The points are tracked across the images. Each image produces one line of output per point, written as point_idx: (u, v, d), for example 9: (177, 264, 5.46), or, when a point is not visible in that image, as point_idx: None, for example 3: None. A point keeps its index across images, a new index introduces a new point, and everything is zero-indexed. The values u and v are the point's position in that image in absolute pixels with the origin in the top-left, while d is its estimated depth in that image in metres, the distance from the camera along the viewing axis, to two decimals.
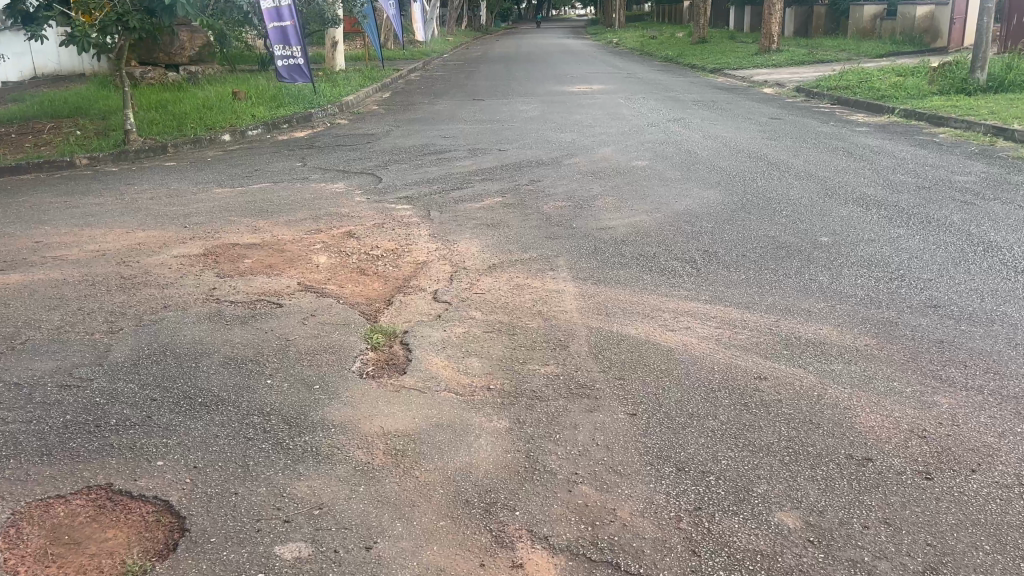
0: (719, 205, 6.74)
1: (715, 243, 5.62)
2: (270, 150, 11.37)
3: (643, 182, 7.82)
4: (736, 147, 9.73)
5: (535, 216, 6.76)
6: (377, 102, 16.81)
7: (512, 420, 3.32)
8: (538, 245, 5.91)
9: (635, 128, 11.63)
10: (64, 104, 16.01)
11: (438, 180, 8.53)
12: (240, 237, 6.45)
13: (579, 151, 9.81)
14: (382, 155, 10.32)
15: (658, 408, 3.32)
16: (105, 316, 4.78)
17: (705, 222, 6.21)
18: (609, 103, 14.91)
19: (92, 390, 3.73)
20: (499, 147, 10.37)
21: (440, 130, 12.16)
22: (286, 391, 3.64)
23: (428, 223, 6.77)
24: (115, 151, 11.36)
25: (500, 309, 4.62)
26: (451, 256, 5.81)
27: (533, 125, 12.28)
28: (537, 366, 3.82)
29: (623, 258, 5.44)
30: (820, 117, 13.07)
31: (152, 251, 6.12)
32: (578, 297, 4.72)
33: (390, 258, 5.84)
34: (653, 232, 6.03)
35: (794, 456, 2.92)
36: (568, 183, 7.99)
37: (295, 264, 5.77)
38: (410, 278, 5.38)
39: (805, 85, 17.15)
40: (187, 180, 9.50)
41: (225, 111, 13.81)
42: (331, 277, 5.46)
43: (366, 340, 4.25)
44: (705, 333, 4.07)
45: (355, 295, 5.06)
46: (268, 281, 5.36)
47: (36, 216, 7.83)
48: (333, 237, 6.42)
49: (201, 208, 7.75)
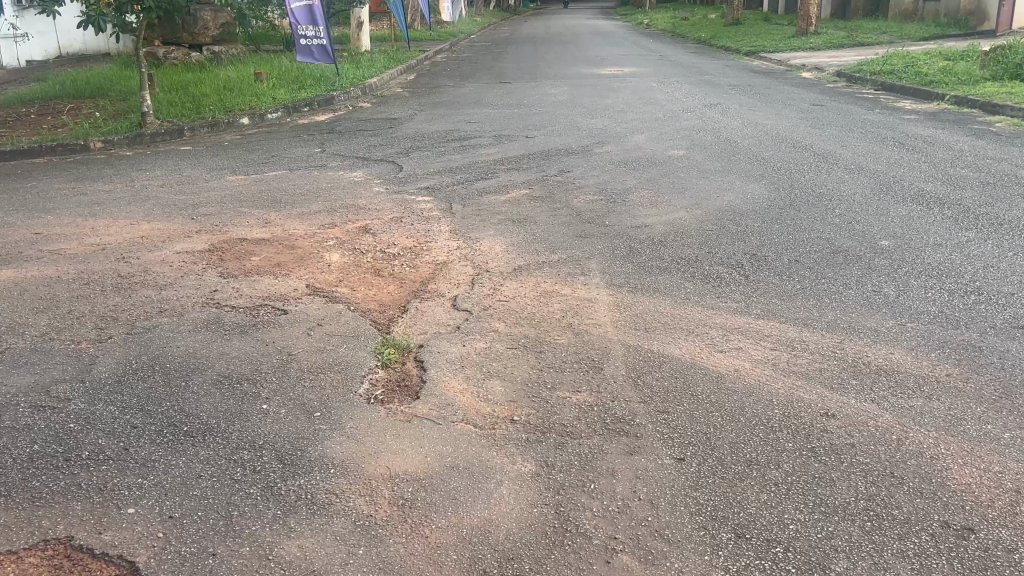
0: (765, 202, 6.22)
1: (764, 246, 5.12)
2: (288, 134, 10.96)
3: (681, 174, 7.29)
4: (779, 137, 9.15)
5: (565, 211, 6.29)
6: (401, 84, 16.34)
7: (539, 462, 2.86)
8: (569, 244, 5.44)
9: (670, 114, 11.06)
10: (85, 84, 15.69)
11: (461, 170, 8.06)
12: (250, 232, 6.05)
13: (611, 139, 9.29)
14: (404, 141, 9.87)
15: (709, 453, 2.85)
16: (96, 321, 4.37)
17: (751, 221, 5.70)
18: (642, 86, 14.33)
19: (67, 412, 3.32)
20: (526, 133, 9.87)
21: (465, 115, 11.67)
22: (283, 420, 3.21)
23: (450, 218, 6.32)
24: (130, 135, 11.00)
25: (527, 321, 4.17)
26: (473, 256, 5.35)
27: (562, 110, 11.75)
28: (567, 392, 3.35)
29: (662, 261, 4.95)
30: (865, 104, 12.44)
31: (155, 245, 5.72)
32: (613, 308, 4.25)
33: (408, 258, 5.40)
34: (694, 232, 5.53)
35: (878, 522, 2.44)
36: (600, 175, 7.49)
37: (306, 263, 5.34)
38: (428, 281, 4.95)
39: (847, 69, 16.44)
40: (201, 166, 9.10)
41: (245, 93, 13.42)
42: (343, 279, 5.03)
43: (376, 356, 3.81)
44: (759, 357, 3.58)
45: (368, 301, 4.63)
46: (275, 282, 4.93)
47: (41, 204, 7.48)
48: (348, 233, 5.99)
49: (212, 197, 7.36)
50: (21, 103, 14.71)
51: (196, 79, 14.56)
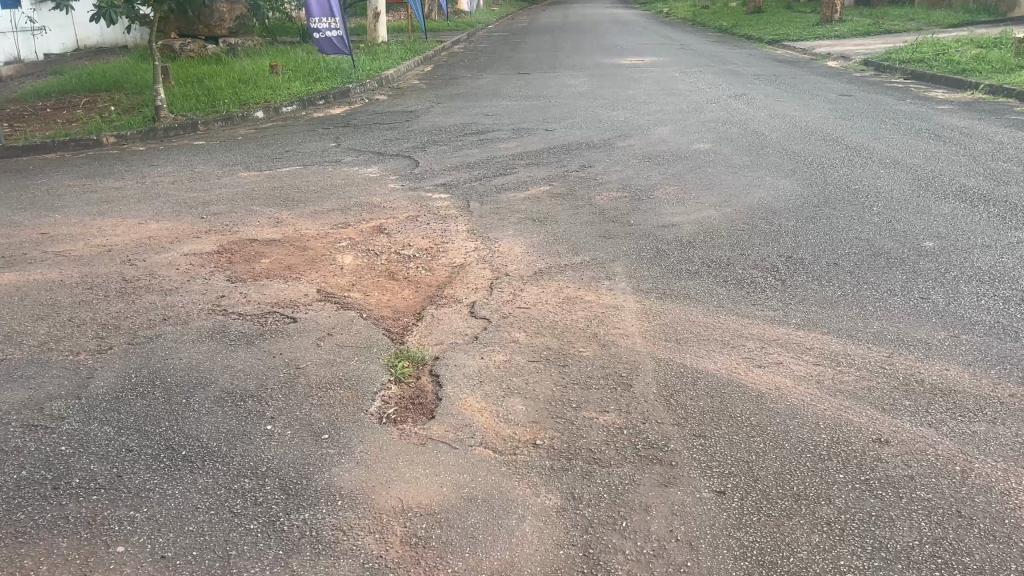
0: (798, 199, 5.93)
1: (799, 248, 4.85)
2: (303, 128, 10.75)
3: (708, 169, 7.01)
4: (808, 129, 8.83)
5: (588, 209, 6.02)
6: (418, 76, 16.10)
7: (565, 494, 2.61)
8: (592, 245, 5.19)
9: (694, 105, 10.75)
10: (100, 77, 15.54)
11: (479, 165, 7.82)
12: (261, 232, 5.83)
13: (634, 131, 9.00)
14: (420, 135, 9.63)
15: (753, 486, 2.60)
16: (96, 329, 4.16)
17: (784, 219, 5.42)
18: (663, 77, 14.00)
19: (59, 432, 3.11)
20: (546, 126, 9.60)
21: (483, 107, 11.41)
22: (288, 443, 2.98)
23: (467, 216, 6.09)
24: (143, 129, 10.83)
25: (549, 330, 3.92)
26: (491, 258, 5.12)
27: (583, 102, 11.45)
28: (593, 413, 3.10)
29: (691, 264, 4.69)
30: (895, 93, 12.06)
31: (161, 247, 5.52)
32: (640, 317, 3.99)
33: (423, 260, 5.18)
34: (725, 232, 5.25)
35: (947, 572, 2.18)
36: (623, 170, 7.22)
37: (317, 266, 5.12)
38: (445, 285, 4.72)
39: (875, 57, 16.02)
40: (213, 161, 8.90)
41: (260, 86, 13.21)
42: (356, 283, 4.80)
43: (389, 371, 3.57)
44: (802, 374, 3.31)
45: (382, 308, 4.39)
46: (284, 287, 4.71)
47: (50, 202, 7.30)
48: (362, 233, 5.76)
49: (224, 195, 7.15)
50: (37, 97, 14.59)
51: (211, 71, 14.38)
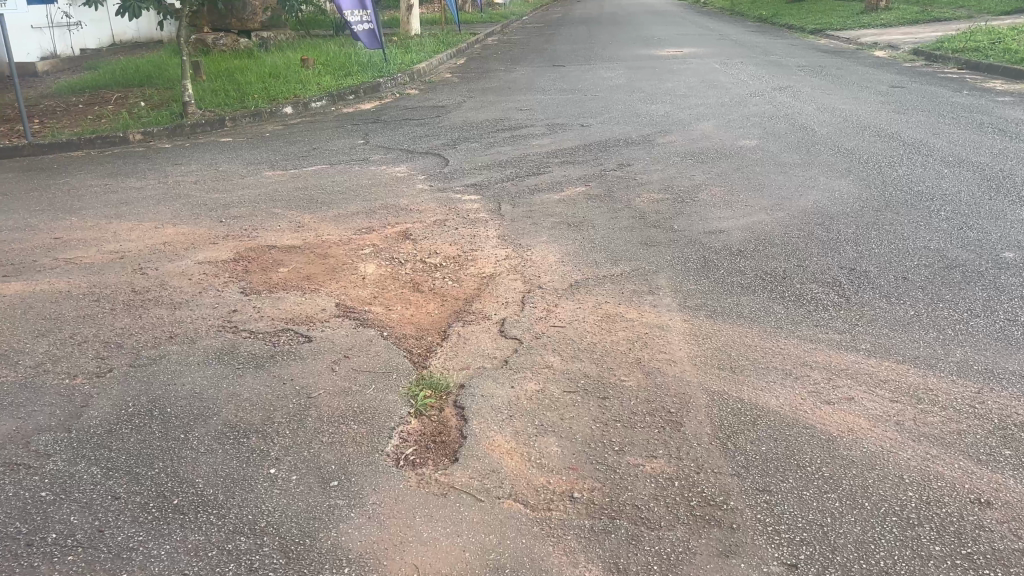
0: (856, 201, 5.47)
1: (862, 259, 4.41)
2: (332, 124, 10.45)
3: (756, 168, 6.56)
4: (861, 124, 8.32)
5: (627, 213, 5.63)
6: (451, 68, 15.76)
7: (607, 564, 2.24)
8: (633, 254, 4.79)
9: (737, 99, 10.26)
10: (132, 72, 15.40)
11: (511, 163, 7.44)
12: (281, 237, 5.52)
13: (675, 127, 8.55)
14: (451, 131, 9.27)
15: (830, 559, 2.20)
16: (97, 348, 3.86)
17: (843, 226, 4.97)
18: (703, 68, 13.50)
19: (41, 474, 2.79)
20: (582, 121, 9.19)
21: (516, 102, 11.03)
22: (292, 492, 2.64)
23: (498, 220, 5.73)
24: (170, 126, 10.61)
25: (587, 354, 3.54)
26: (523, 268, 4.75)
27: (620, 95, 11.01)
28: (639, 460, 2.72)
29: (742, 276, 4.28)
30: (950, 84, 11.46)
31: (175, 254, 5.23)
32: (689, 340, 3.60)
33: (450, 270, 4.82)
34: (779, 239, 4.82)
35: None
36: (665, 169, 6.79)
37: (337, 276, 4.78)
38: (472, 298, 4.36)
39: (926, 46, 15.35)
40: (238, 160, 8.64)
41: (289, 80, 12.93)
42: (377, 297, 4.46)
43: (409, 402, 3.21)
44: (878, 414, 2.90)
45: (404, 325, 4.05)
46: (301, 300, 4.37)
47: (69, 203, 7.07)
48: (386, 239, 5.42)
49: (246, 196, 6.87)
50: (69, 93, 14.49)
51: (241, 66, 14.16)
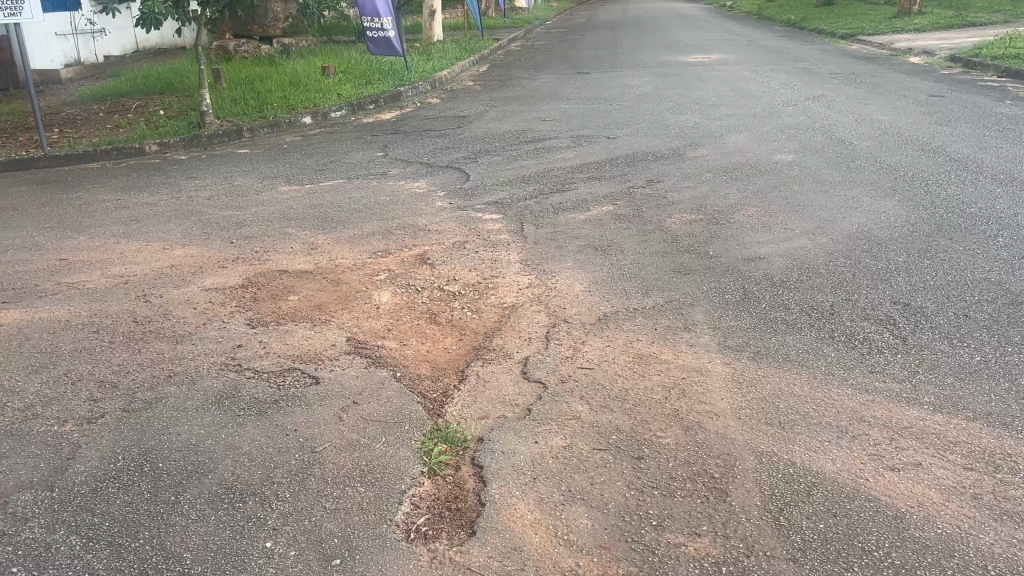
0: (905, 225, 5.12)
1: (917, 292, 4.06)
2: (351, 136, 10.22)
3: (794, 186, 6.21)
4: (902, 137, 7.94)
5: (658, 236, 5.31)
6: (474, 76, 15.52)
7: None
8: (666, 283, 4.47)
9: (769, 109, 9.90)
10: (152, 79, 15.25)
11: (535, 179, 7.14)
12: (292, 261, 5.25)
13: (706, 140, 8.22)
14: (473, 144, 8.98)
15: None
16: (91, 389, 3.59)
17: (892, 253, 4.62)
18: (732, 76, 13.14)
19: (15, 544, 2.53)
20: (608, 133, 8.87)
21: (539, 112, 10.74)
22: (289, 572, 2.36)
23: (521, 242, 5.43)
24: (187, 136, 10.42)
25: (619, 403, 3.23)
26: (548, 298, 4.44)
27: (647, 105, 10.68)
28: (681, 539, 2.41)
29: (786, 312, 3.95)
30: (991, 93, 11.04)
31: (181, 279, 4.97)
32: (731, 388, 3.28)
33: (469, 299, 4.53)
34: (824, 268, 4.47)
35: None
36: (696, 186, 6.46)
37: (350, 306, 4.50)
38: (493, 333, 4.06)
39: (962, 53, 14.91)
40: (254, 173, 8.41)
41: (309, 89, 12.72)
42: (392, 331, 4.17)
43: (423, 459, 2.91)
44: (950, 487, 2.58)
45: (420, 364, 3.76)
46: (310, 334, 4.09)
47: (79, 220, 6.86)
48: (402, 264, 5.13)
49: (259, 213, 6.62)
50: (89, 101, 14.37)
51: (261, 73, 13.98)
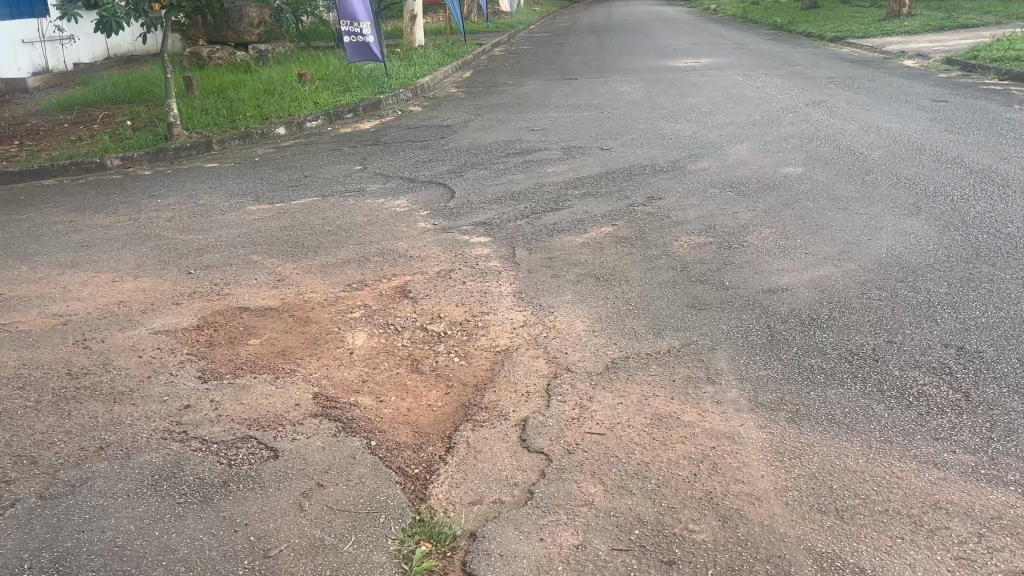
0: (939, 248, 4.61)
1: (971, 331, 3.54)
2: (327, 148, 9.65)
3: (807, 204, 5.70)
4: (914, 146, 7.47)
5: (664, 262, 4.78)
6: (457, 82, 14.97)
7: None
8: (680, 322, 3.92)
9: (769, 117, 9.41)
10: (121, 88, 14.58)
11: (526, 195, 6.59)
12: (256, 296, 4.67)
13: (705, 151, 7.71)
14: (457, 156, 8.44)
15: None
16: (3, 468, 3.00)
17: (932, 282, 4.10)
18: (726, 81, 12.65)
19: None
20: (601, 144, 8.35)
21: (527, 120, 10.20)
22: None
23: (513, 270, 4.89)
24: (153, 150, 9.81)
25: (638, 483, 2.68)
26: (545, 339, 3.89)
27: (640, 112, 10.17)
28: None
29: (822, 358, 3.42)
30: (997, 97, 10.60)
31: (130, 320, 4.39)
32: (772, 462, 2.72)
33: (456, 341, 3.97)
34: (857, 303, 3.95)
35: None
36: (701, 204, 5.94)
37: (318, 352, 3.93)
38: (484, 385, 3.50)
39: (958, 55, 14.53)
40: (222, 190, 7.82)
41: (284, 98, 12.12)
42: (368, 382, 3.61)
43: (402, 568, 2.35)
44: None
45: (399, 428, 3.19)
46: (271, 390, 3.53)
47: (28, 245, 6.26)
48: (380, 298, 4.56)
49: (224, 237, 6.05)
50: (54, 112, 13.70)
51: (236, 82, 13.36)
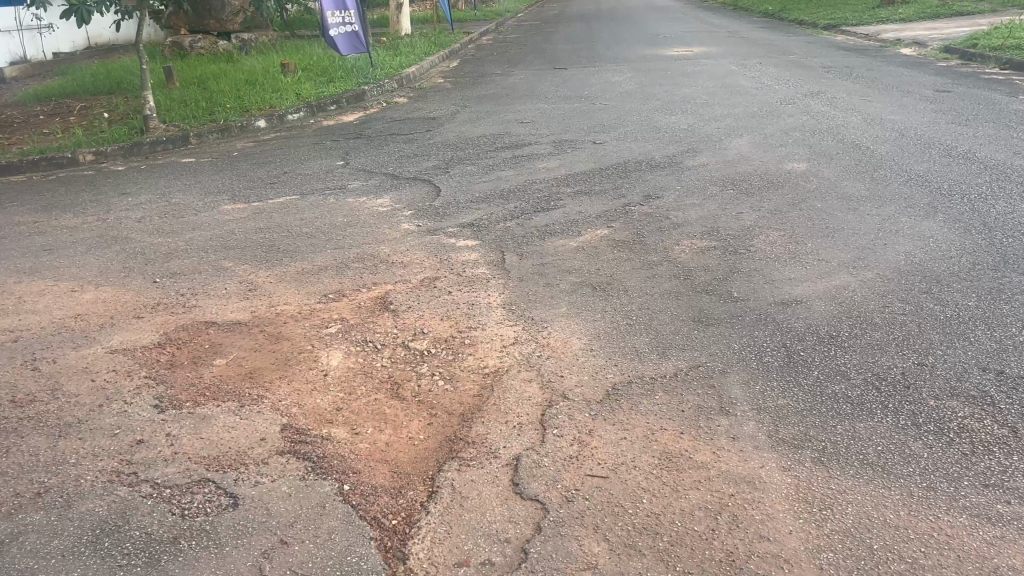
0: (963, 255, 4.30)
1: (1009, 353, 3.23)
2: (309, 141, 9.26)
3: (815, 203, 5.37)
4: (921, 139, 7.16)
5: (666, 269, 4.44)
6: (444, 72, 14.57)
7: None
8: (687, 340, 3.58)
9: (767, 108, 9.07)
10: (97, 78, 14.08)
11: (516, 193, 6.24)
12: (224, 309, 4.29)
13: (703, 145, 7.36)
14: (444, 150, 8.07)
15: None
16: None
17: (959, 295, 3.80)
18: (720, 70, 12.31)
19: None
20: (594, 138, 8.00)
21: (516, 112, 9.84)
22: None
23: (503, 278, 4.54)
24: (127, 143, 9.37)
25: (651, 540, 2.35)
26: (540, 359, 3.54)
27: (634, 104, 9.81)
28: None
29: (847, 385, 3.09)
30: (999, 87, 10.32)
31: (85, 337, 4.01)
32: (802, 516, 2.40)
33: (441, 360, 3.62)
34: (880, 318, 3.62)
35: None
36: (703, 203, 5.60)
37: (289, 374, 3.56)
38: (473, 414, 3.16)
39: (957, 43, 14.23)
40: (196, 188, 7.42)
41: (265, 88, 11.69)
42: (343, 410, 3.26)
43: None
44: None
45: (376, 468, 2.84)
46: (233, 422, 3.16)
47: None
48: (358, 310, 4.20)
49: (195, 240, 5.66)
50: (27, 103, 13.20)
51: (215, 72, 12.90)
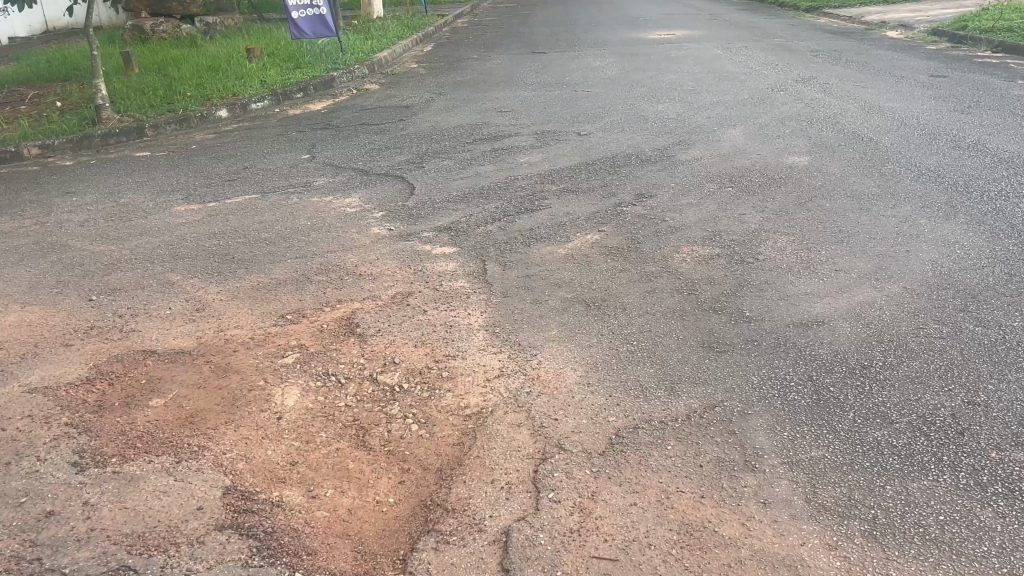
0: (995, 263, 3.87)
1: None
2: (273, 132, 8.68)
3: (824, 203, 4.92)
4: (926, 129, 6.73)
5: (667, 282, 3.96)
6: (418, 57, 13.97)
7: None
8: (700, 373, 3.10)
9: (758, 95, 8.61)
10: (51, 64, 13.34)
11: (496, 191, 5.74)
12: (167, 334, 3.76)
13: (695, 136, 6.89)
14: (418, 142, 7.54)
15: None
16: None
17: (1001, 313, 3.37)
18: (705, 55, 11.83)
19: None
20: (578, 128, 7.50)
21: (493, 99, 9.31)
22: None
23: (485, 292, 4.04)
24: (77, 136, 8.74)
25: None
26: (530, 396, 3.05)
27: (618, 91, 9.31)
28: None
29: (891, 431, 2.64)
30: (996, 71, 9.92)
31: (3, 371, 3.47)
32: None
33: (415, 398, 3.13)
34: (918, 344, 3.17)
35: None
36: (700, 203, 5.13)
37: (236, 418, 3.03)
38: (453, 469, 2.67)
39: (945, 25, 13.83)
40: (149, 186, 6.84)
41: (228, 75, 11.04)
42: (298, 465, 2.75)
43: None
44: None
45: (336, 547, 2.34)
46: (166, 484, 2.64)
47: None
48: (321, 334, 3.69)
49: (142, 248, 5.11)
50: None
51: (175, 57, 12.22)
